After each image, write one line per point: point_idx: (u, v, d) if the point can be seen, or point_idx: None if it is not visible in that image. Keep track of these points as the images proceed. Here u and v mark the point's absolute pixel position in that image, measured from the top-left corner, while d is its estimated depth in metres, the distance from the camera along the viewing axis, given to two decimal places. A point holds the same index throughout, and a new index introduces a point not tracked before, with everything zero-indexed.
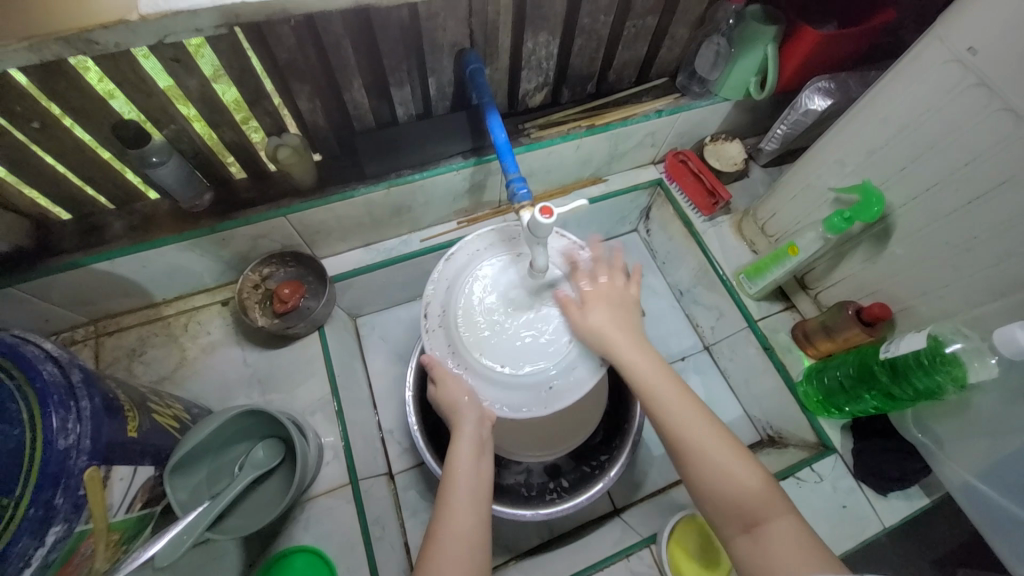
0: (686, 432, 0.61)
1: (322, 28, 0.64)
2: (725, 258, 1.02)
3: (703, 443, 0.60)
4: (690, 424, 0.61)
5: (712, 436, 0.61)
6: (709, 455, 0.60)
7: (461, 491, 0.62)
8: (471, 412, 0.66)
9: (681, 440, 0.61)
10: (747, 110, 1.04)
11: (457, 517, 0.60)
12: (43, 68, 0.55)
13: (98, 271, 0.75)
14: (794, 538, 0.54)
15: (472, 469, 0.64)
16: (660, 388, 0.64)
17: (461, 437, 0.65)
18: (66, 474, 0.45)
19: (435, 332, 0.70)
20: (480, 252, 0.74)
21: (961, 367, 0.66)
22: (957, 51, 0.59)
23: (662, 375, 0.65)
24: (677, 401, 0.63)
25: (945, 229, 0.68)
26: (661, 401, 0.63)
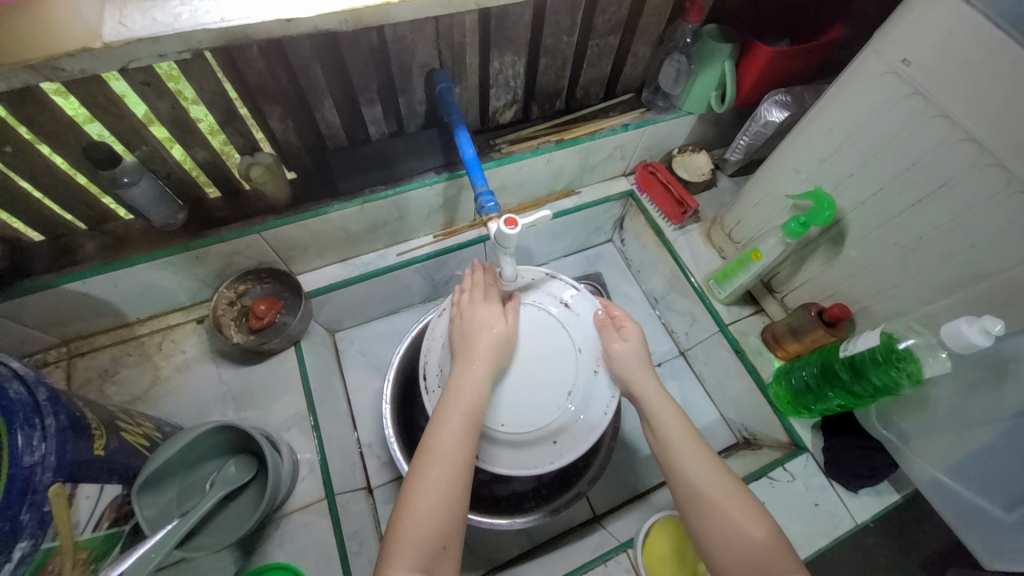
0: (694, 476, 0.62)
1: (290, 52, 0.66)
2: (696, 266, 1.05)
3: (722, 503, 0.60)
4: (708, 477, 0.62)
5: (732, 495, 0.61)
6: (731, 514, 0.59)
7: (455, 412, 0.63)
8: (484, 347, 0.69)
9: (690, 486, 0.62)
10: (711, 122, 1.08)
11: (444, 437, 0.62)
12: (14, 94, 0.57)
13: (70, 291, 0.75)
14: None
15: (473, 396, 0.65)
16: (680, 441, 0.65)
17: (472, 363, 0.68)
18: (31, 490, 0.45)
19: (435, 393, 0.77)
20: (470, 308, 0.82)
21: (915, 362, 0.69)
22: (892, 62, 0.63)
23: (673, 414, 0.67)
24: (696, 454, 0.63)
25: (894, 231, 0.72)
26: (681, 453, 0.64)
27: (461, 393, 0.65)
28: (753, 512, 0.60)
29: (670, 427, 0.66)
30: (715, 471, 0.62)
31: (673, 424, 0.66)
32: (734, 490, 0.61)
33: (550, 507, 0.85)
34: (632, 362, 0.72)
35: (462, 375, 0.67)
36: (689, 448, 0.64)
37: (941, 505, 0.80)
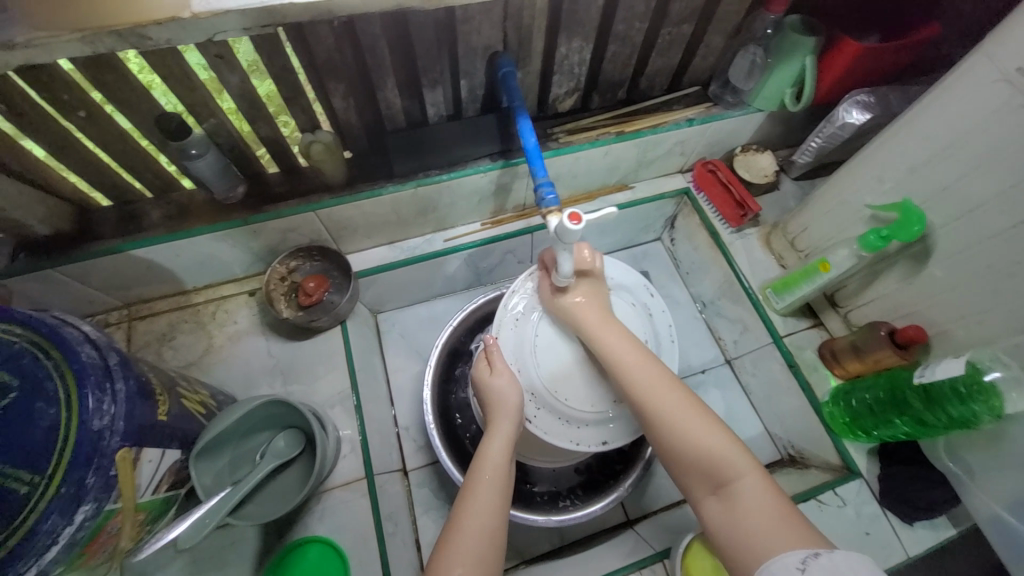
0: (648, 390, 0.63)
1: (360, 30, 0.65)
2: (752, 272, 1.00)
3: (675, 415, 0.60)
4: (657, 392, 0.63)
5: (682, 402, 0.62)
6: (680, 424, 0.60)
7: (487, 483, 0.63)
8: (514, 413, 0.69)
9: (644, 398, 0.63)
10: (781, 121, 1.02)
11: (479, 510, 0.60)
12: (92, 60, 0.58)
13: (134, 257, 0.77)
14: (761, 497, 0.53)
15: (503, 465, 0.65)
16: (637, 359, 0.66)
17: (498, 431, 0.68)
18: (98, 454, 0.47)
19: (538, 416, 0.72)
20: (519, 318, 0.76)
21: (998, 397, 0.63)
22: (1007, 69, 0.57)
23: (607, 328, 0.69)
24: (645, 367, 0.65)
25: (988, 252, 0.66)
26: (635, 369, 0.65)
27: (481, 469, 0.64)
28: (704, 419, 0.60)
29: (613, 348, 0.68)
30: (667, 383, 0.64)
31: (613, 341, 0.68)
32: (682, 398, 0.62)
33: (587, 509, 0.84)
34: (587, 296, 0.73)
35: (493, 455, 0.66)
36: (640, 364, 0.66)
37: (1005, 550, 0.74)
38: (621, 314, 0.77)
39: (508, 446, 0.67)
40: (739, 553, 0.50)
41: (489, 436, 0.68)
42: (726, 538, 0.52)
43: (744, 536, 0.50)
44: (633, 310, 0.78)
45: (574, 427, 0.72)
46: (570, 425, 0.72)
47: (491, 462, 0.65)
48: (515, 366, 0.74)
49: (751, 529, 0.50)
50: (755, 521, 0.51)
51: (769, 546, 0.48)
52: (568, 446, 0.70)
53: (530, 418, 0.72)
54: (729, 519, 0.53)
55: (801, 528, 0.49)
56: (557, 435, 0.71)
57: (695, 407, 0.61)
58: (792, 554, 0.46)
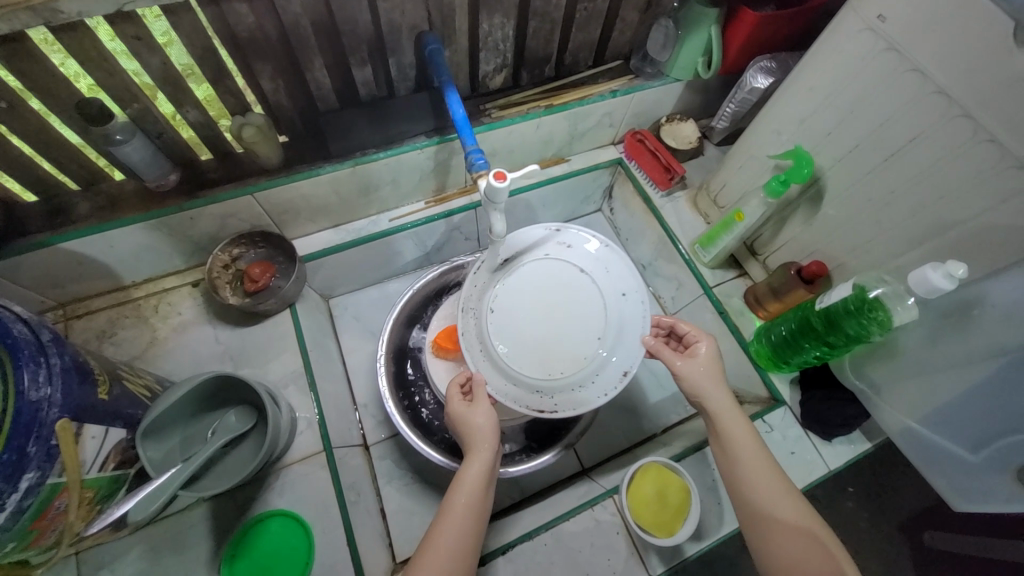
0: (753, 484, 0.64)
1: (281, 7, 0.66)
2: (683, 233, 1.08)
3: (775, 508, 0.61)
4: (763, 484, 0.63)
5: (783, 500, 0.62)
6: (779, 517, 0.61)
7: (460, 502, 0.62)
8: (487, 437, 0.68)
9: (746, 491, 0.64)
10: (698, 90, 1.09)
11: (451, 526, 0.61)
12: (8, 50, 0.57)
13: (65, 251, 0.76)
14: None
15: (478, 489, 0.64)
16: (743, 443, 0.66)
17: (479, 453, 0.67)
18: (38, 424, 0.47)
19: (559, 398, 0.70)
20: (481, 350, 0.72)
21: (884, 310, 0.71)
22: (868, 19, 0.65)
23: (737, 418, 0.68)
24: (757, 460, 0.65)
25: (869, 187, 0.74)
26: (747, 469, 0.64)
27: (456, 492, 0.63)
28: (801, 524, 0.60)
29: (730, 435, 0.67)
30: (779, 479, 0.63)
31: (734, 424, 0.67)
32: (797, 502, 0.62)
33: (542, 457, 0.89)
34: (705, 373, 0.70)
35: (467, 474, 0.65)
36: (752, 453, 0.65)
37: (914, 452, 0.84)
38: (547, 273, 0.75)
39: (485, 478, 0.65)
40: None
41: (469, 460, 0.67)
42: None
43: None
44: (550, 262, 0.76)
45: (591, 386, 0.70)
46: (586, 385, 0.70)
47: (468, 481, 0.64)
48: (511, 382, 0.71)
49: None
50: None
51: None
52: (601, 401, 0.69)
53: (553, 410, 0.69)
54: None
55: None
56: (586, 401, 0.69)
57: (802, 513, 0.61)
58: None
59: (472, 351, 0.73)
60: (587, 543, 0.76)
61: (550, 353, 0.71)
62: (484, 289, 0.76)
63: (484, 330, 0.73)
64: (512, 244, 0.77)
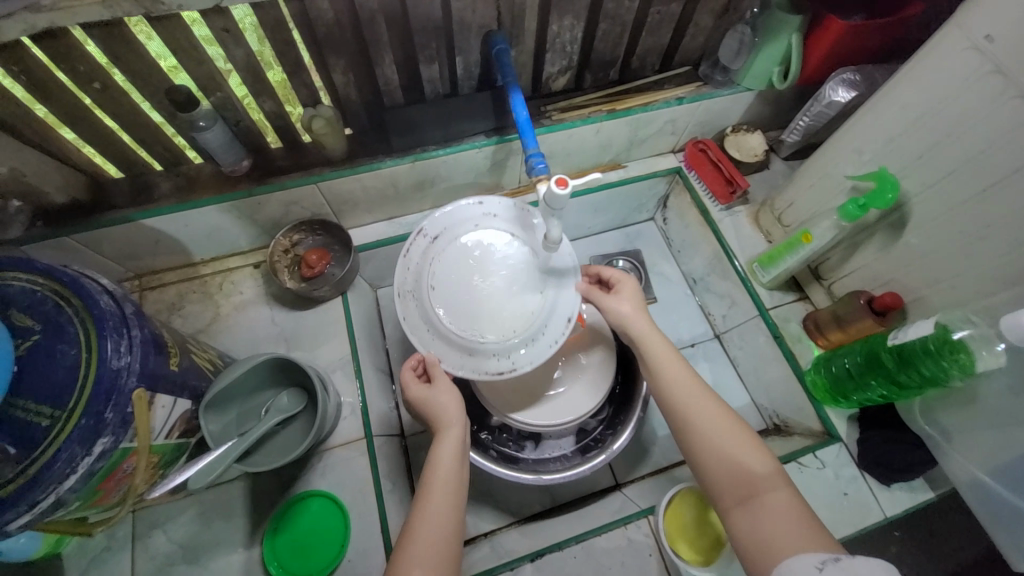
0: (683, 402, 0.64)
1: (359, 5, 0.68)
2: (741, 248, 1.03)
3: (706, 421, 0.62)
4: (691, 401, 0.64)
5: (729, 436, 0.61)
6: (711, 429, 0.61)
7: (439, 489, 0.62)
8: (454, 420, 0.69)
9: (678, 410, 0.65)
10: (770, 101, 1.04)
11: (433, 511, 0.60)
12: (106, 30, 0.61)
13: (145, 226, 0.81)
14: (787, 508, 0.54)
15: (453, 470, 0.64)
16: (676, 380, 0.66)
17: (448, 436, 0.67)
18: (117, 391, 0.51)
19: (516, 355, 0.73)
20: (422, 326, 0.75)
21: (967, 353, 0.66)
22: (973, 38, 0.59)
23: (660, 343, 0.70)
24: (684, 379, 0.66)
25: (960, 218, 0.68)
26: (674, 387, 0.66)
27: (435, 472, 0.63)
28: (734, 434, 0.61)
29: (656, 358, 0.69)
30: (722, 414, 0.63)
31: (671, 368, 0.67)
32: (725, 413, 0.63)
33: (575, 468, 0.87)
34: (631, 308, 0.74)
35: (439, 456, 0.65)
36: (692, 396, 0.64)
37: (981, 509, 0.77)
38: (479, 242, 0.79)
39: (456, 460, 0.65)
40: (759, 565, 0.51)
41: (438, 443, 0.67)
42: (747, 542, 0.53)
43: (756, 541, 0.53)
44: (482, 231, 0.79)
45: (538, 340, 0.74)
46: (537, 341, 0.74)
47: (445, 461, 0.65)
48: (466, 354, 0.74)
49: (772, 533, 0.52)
50: (777, 527, 0.52)
51: (788, 553, 0.50)
52: (553, 352, 0.73)
53: (513, 368, 0.73)
54: (753, 524, 0.54)
55: (813, 539, 0.50)
56: (539, 357, 0.73)
57: (736, 424, 0.62)
58: (811, 556, 0.48)
59: (415, 331, 0.74)
60: (618, 562, 0.74)
61: (495, 319, 0.75)
62: (423, 269, 0.77)
63: (427, 310, 0.75)
64: (442, 221, 0.80)
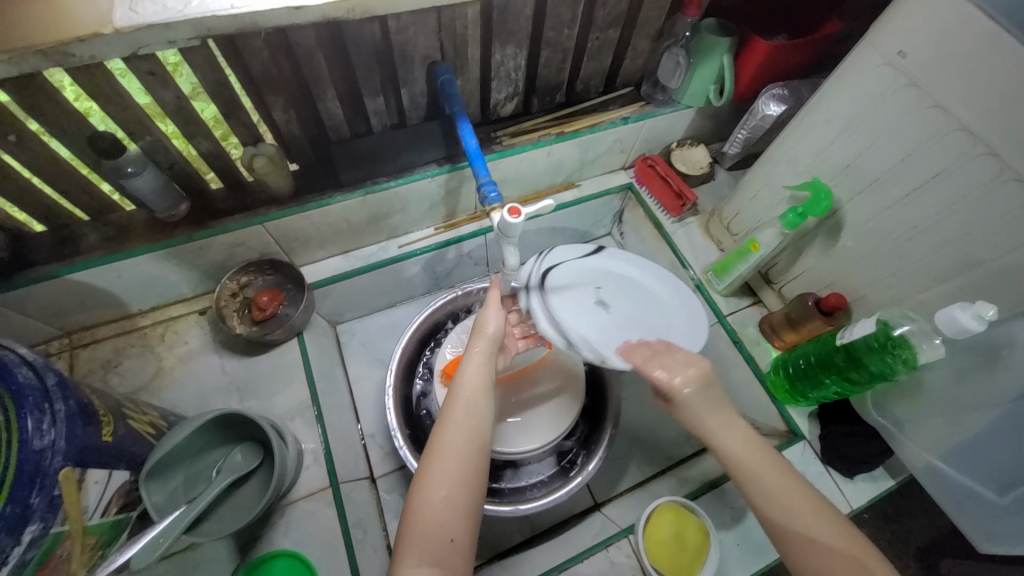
0: (780, 508, 0.53)
1: (296, 43, 0.66)
2: (694, 258, 1.06)
3: (807, 525, 0.51)
4: (788, 501, 0.53)
5: (844, 541, 0.50)
6: (820, 539, 0.50)
7: (463, 406, 0.60)
8: (488, 338, 0.70)
9: (773, 518, 0.53)
10: (709, 116, 1.09)
11: (458, 427, 0.58)
12: (18, 81, 0.56)
13: (72, 282, 0.75)
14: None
15: (479, 387, 0.63)
16: (774, 491, 0.54)
17: (477, 353, 0.68)
18: (41, 474, 0.46)
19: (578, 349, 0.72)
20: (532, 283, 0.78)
21: (909, 349, 0.70)
22: (887, 55, 0.64)
23: (751, 443, 0.58)
24: (779, 480, 0.55)
25: (890, 221, 0.73)
26: (768, 492, 0.54)
27: (459, 394, 0.62)
28: (846, 539, 0.51)
29: (739, 466, 0.56)
30: (834, 522, 0.52)
31: (766, 479, 0.55)
32: (827, 512, 0.53)
33: (553, 495, 0.86)
34: (704, 404, 0.61)
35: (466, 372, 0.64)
36: (771, 474, 0.55)
37: (938, 492, 0.81)
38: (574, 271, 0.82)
39: (485, 374, 0.65)
40: None
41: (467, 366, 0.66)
42: None
43: None
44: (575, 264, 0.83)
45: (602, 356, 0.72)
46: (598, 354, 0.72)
47: (470, 383, 0.63)
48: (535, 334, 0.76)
49: None
50: None
51: None
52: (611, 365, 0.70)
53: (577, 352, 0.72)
54: None
55: None
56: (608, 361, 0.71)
57: (847, 531, 0.51)
58: None
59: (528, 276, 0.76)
60: None
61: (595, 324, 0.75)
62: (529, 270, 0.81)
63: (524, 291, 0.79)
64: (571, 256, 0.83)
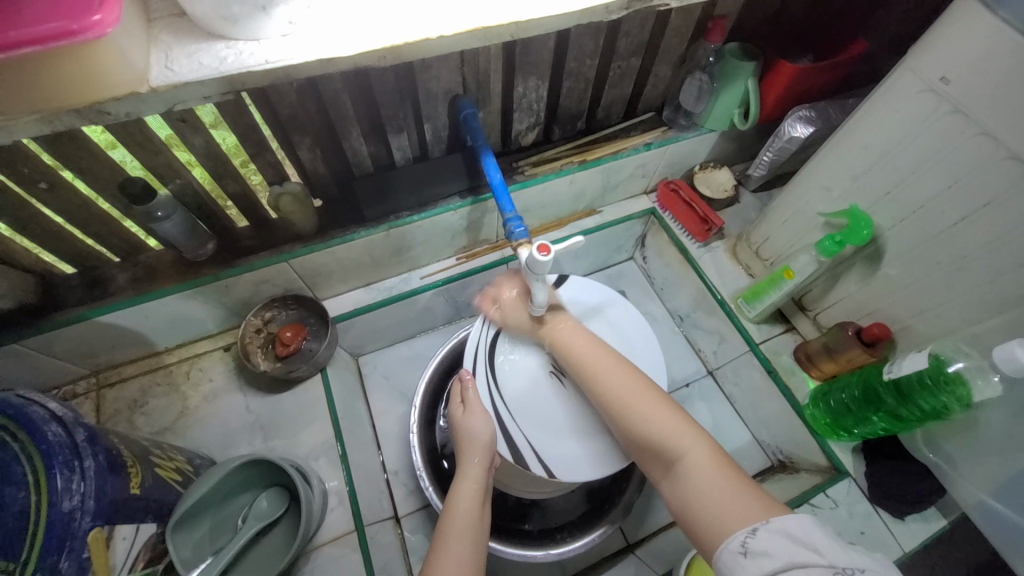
0: (610, 387, 0.65)
1: (322, 84, 0.66)
2: (723, 283, 1.03)
3: (631, 400, 0.63)
4: (630, 400, 0.63)
5: (659, 409, 0.62)
6: (641, 408, 0.62)
7: (458, 528, 0.62)
8: (483, 451, 0.69)
9: (609, 397, 0.65)
10: (733, 138, 1.07)
11: (452, 548, 0.59)
12: (54, 135, 0.58)
13: (102, 323, 0.76)
14: (707, 462, 0.56)
15: (473, 507, 0.64)
16: (607, 374, 0.66)
17: (469, 471, 0.68)
18: (70, 537, 0.45)
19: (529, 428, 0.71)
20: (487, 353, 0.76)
21: (964, 386, 0.66)
22: (929, 81, 0.62)
23: (582, 344, 0.70)
24: (616, 374, 0.66)
25: (936, 249, 0.70)
26: (599, 373, 0.66)
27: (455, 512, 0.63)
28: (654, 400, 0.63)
29: (576, 354, 0.69)
30: (653, 399, 0.63)
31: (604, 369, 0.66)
32: (645, 389, 0.64)
33: (585, 539, 0.84)
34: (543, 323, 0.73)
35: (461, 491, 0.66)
36: (610, 370, 0.66)
37: (996, 534, 0.76)
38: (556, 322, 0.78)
39: (480, 490, 0.66)
40: (692, 521, 0.53)
41: (460, 480, 0.68)
42: (680, 507, 0.55)
43: (693, 496, 0.54)
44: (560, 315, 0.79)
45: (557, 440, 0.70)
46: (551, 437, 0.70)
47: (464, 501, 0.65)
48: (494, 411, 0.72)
49: (700, 495, 0.53)
50: (703, 483, 0.54)
51: (714, 506, 0.51)
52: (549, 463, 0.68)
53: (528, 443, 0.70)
54: (682, 488, 0.55)
55: (739, 490, 0.52)
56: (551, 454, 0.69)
57: (652, 395, 0.64)
58: (734, 524, 0.48)
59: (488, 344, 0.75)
60: None
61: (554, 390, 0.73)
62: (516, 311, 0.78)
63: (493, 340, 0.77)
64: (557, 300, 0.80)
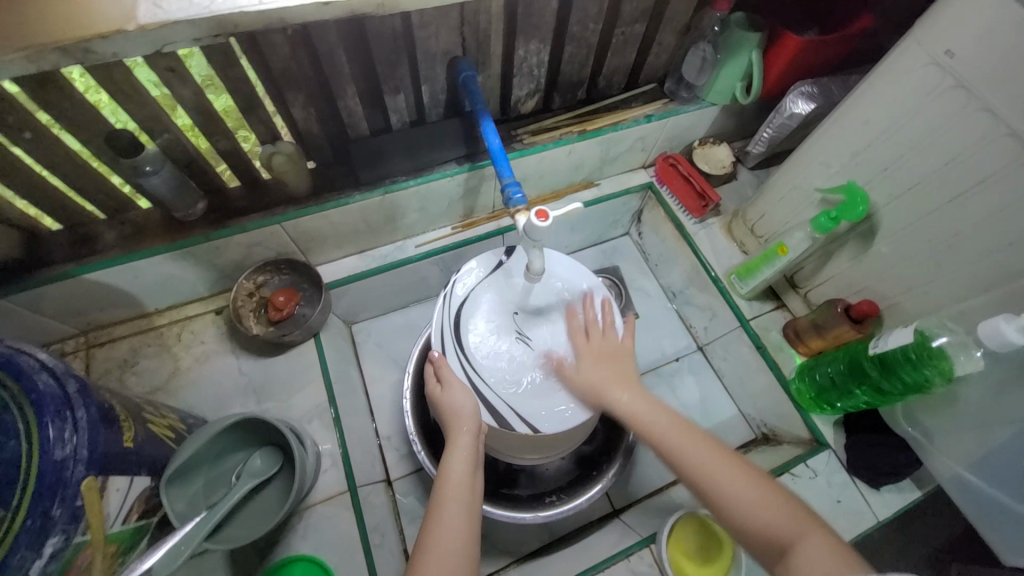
0: (689, 457, 0.60)
1: (317, 37, 0.64)
2: (716, 259, 1.04)
3: (715, 470, 0.58)
4: (711, 469, 0.58)
5: (753, 489, 0.55)
6: (728, 480, 0.56)
7: (454, 504, 0.61)
8: (470, 423, 0.69)
9: (690, 469, 0.59)
10: (734, 114, 1.06)
11: (449, 519, 0.60)
12: (36, 81, 0.55)
13: (90, 281, 0.74)
14: (828, 557, 0.48)
15: (466, 478, 0.64)
16: (691, 451, 0.60)
17: (457, 444, 0.67)
18: (63, 484, 0.45)
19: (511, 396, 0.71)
20: (452, 322, 0.75)
21: (947, 361, 0.67)
22: (934, 54, 0.61)
23: (660, 410, 0.66)
24: (700, 447, 0.60)
25: (928, 227, 0.70)
26: (681, 443, 0.61)
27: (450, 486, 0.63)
28: (747, 478, 0.56)
29: (649, 423, 0.65)
30: (748, 477, 0.57)
31: (689, 451, 0.60)
32: (737, 465, 0.58)
33: (574, 502, 0.87)
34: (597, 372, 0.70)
35: (450, 464, 0.65)
36: (694, 446, 0.61)
37: (972, 509, 0.78)
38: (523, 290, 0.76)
39: (471, 460, 0.66)
40: None
41: (448, 455, 0.67)
42: None
43: None
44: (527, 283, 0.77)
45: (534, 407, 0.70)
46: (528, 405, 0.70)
47: (456, 470, 0.65)
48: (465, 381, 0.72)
49: None
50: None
51: None
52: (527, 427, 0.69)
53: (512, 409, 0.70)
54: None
55: None
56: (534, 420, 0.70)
57: (743, 467, 0.58)
58: None
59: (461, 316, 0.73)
60: None
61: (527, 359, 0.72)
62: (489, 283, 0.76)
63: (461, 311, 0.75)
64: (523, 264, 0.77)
